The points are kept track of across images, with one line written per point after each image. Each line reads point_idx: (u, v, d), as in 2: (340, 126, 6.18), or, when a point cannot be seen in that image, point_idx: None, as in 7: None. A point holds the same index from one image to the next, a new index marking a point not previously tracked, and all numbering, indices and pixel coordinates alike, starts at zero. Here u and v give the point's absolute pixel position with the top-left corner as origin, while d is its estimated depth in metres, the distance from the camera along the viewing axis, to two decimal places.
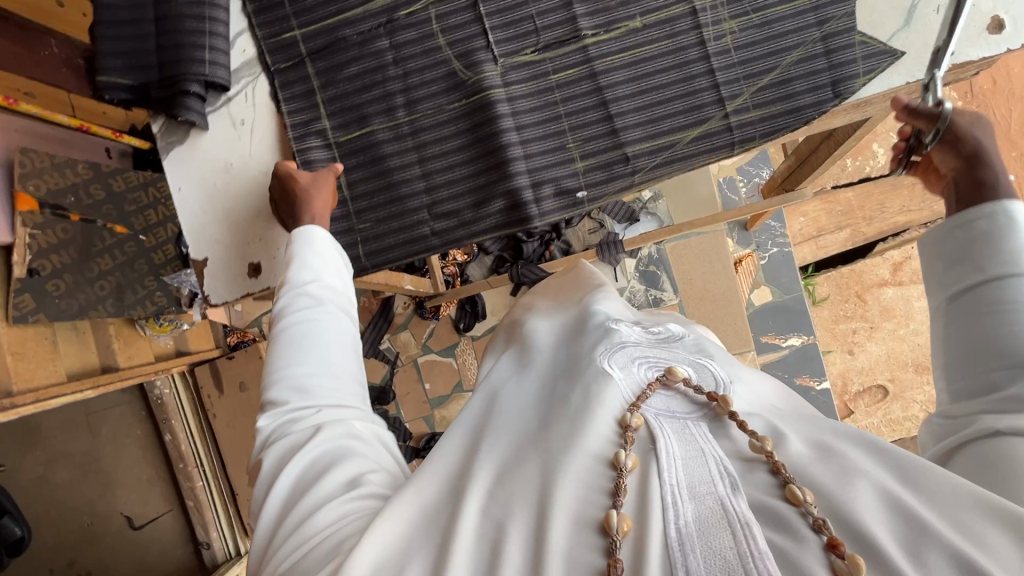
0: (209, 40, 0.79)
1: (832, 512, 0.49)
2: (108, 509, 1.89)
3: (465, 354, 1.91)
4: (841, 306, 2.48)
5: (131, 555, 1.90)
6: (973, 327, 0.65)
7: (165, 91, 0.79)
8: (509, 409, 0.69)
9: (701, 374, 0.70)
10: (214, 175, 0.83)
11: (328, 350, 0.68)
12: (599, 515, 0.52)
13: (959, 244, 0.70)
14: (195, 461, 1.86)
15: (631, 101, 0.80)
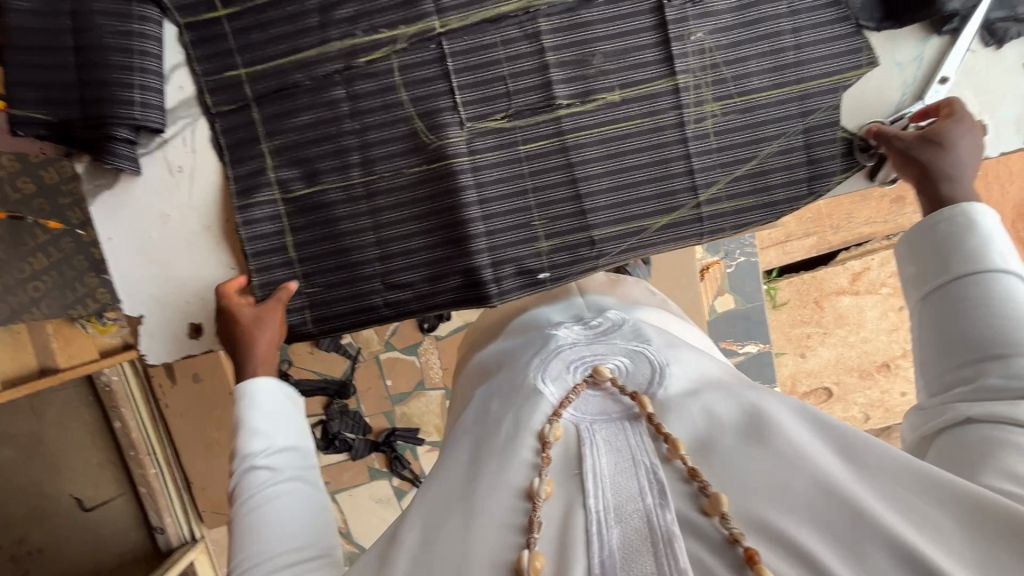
0: (137, 79, 1.02)
1: (757, 523, 0.59)
2: (56, 492, 1.86)
3: (428, 353, 1.91)
4: (800, 310, 2.54)
5: (83, 536, 1.90)
6: (948, 322, 0.79)
7: (88, 131, 1.03)
8: (458, 445, 0.83)
9: (637, 365, 0.82)
10: (151, 226, 1.14)
11: (286, 513, 0.76)
12: (513, 555, 0.62)
13: (935, 246, 0.84)
14: (147, 449, 1.83)
15: (603, 186, 1.10)
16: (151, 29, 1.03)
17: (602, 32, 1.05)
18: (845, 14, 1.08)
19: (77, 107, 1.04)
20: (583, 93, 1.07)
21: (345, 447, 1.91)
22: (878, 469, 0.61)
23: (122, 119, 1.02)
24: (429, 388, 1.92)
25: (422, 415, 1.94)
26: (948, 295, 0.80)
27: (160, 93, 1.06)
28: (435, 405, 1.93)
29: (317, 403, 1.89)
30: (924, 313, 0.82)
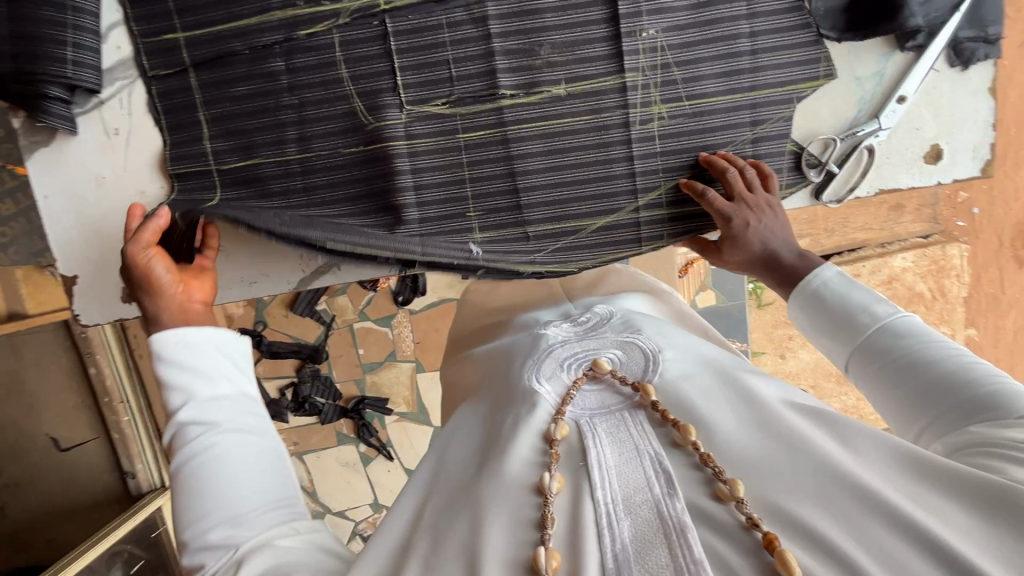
0: (71, 37, 0.93)
1: (765, 512, 0.63)
2: (33, 430, 1.91)
3: (402, 326, 1.92)
4: (784, 311, 2.52)
5: (59, 473, 1.96)
6: (887, 378, 0.79)
7: (22, 86, 0.93)
8: (454, 458, 0.82)
9: (628, 356, 0.86)
10: (86, 187, 1.04)
11: (236, 468, 0.74)
12: (531, 552, 0.64)
13: (831, 314, 0.86)
14: (121, 396, 1.87)
15: (544, 180, 1.09)
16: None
17: (551, 23, 1.02)
18: (803, 21, 1.07)
19: (7, 60, 0.92)
20: (530, 85, 1.04)
21: (315, 411, 1.94)
22: (879, 457, 0.65)
23: (54, 78, 0.93)
24: (400, 360, 1.94)
25: (392, 386, 1.97)
26: (867, 347, 0.82)
27: (96, 53, 0.97)
28: (405, 376, 1.96)
29: (290, 365, 1.92)
30: (858, 376, 0.83)
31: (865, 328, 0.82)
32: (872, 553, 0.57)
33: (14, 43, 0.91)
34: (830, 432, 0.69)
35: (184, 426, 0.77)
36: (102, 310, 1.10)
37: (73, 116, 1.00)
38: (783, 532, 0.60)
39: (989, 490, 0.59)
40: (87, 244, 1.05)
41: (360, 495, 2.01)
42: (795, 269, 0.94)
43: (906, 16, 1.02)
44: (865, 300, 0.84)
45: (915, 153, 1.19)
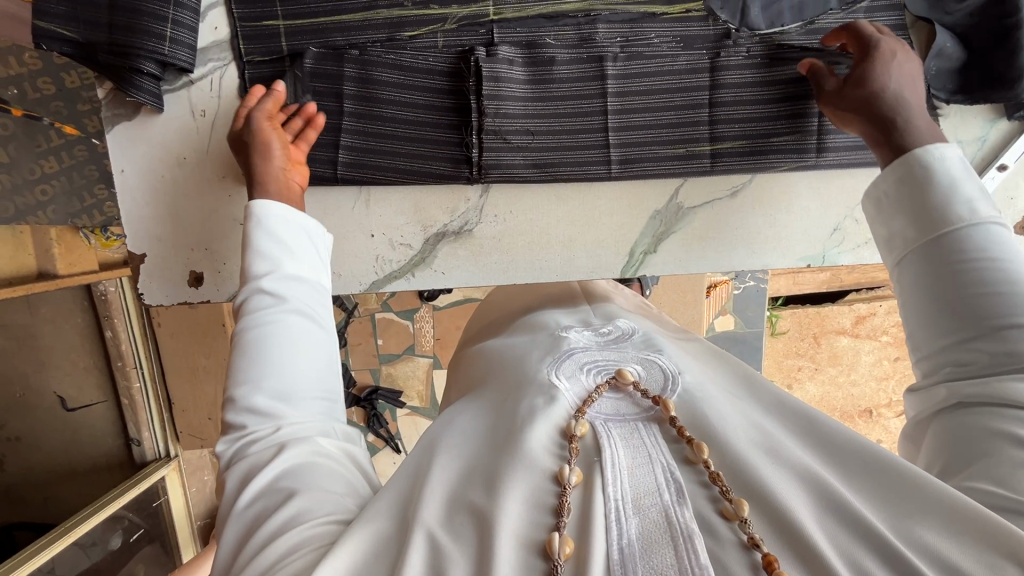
0: (173, 15, 0.90)
1: (771, 530, 0.50)
2: (41, 387, 1.88)
3: (423, 321, 1.92)
4: (797, 342, 2.53)
5: (64, 432, 1.95)
6: (943, 289, 0.62)
7: (115, 58, 0.90)
8: (457, 430, 0.67)
9: (649, 372, 0.68)
10: (165, 164, 1.00)
11: (297, 355, 0.66)
12: (542, 538, 0.51)
13: (915, 190, 0.68)
14: (134, 362, 1.85)
15: (642, 138, 0.99)
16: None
17: (660, 48, 0.97)
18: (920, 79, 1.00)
19: (103, 31, 0.89)
20: (635, 110, 0.98)
21: None
22: (883, 490, 0.53)
23: (149, 53, 0.90)
24: (419, 354, 1.94)
25: (407, 378, 1.96)
26: (934, 250, 0.64)
27: (193, 32, 0.93)
28: (421, 371, 1.95)
29: None
30: (903, 279, 0.67)
31: (953, 223, 0.64)
32: None
33: (114, 14, 0.89)
34: (847, 458, 0.57)
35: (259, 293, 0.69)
36: (165, 291, 1.05)
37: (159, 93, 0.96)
38: (779, 547, 0.49)
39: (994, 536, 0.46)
40: (152, 221, 1.02)
41: None
42: (903, 132, 0.74)
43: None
44: (972, 210, 0.64)
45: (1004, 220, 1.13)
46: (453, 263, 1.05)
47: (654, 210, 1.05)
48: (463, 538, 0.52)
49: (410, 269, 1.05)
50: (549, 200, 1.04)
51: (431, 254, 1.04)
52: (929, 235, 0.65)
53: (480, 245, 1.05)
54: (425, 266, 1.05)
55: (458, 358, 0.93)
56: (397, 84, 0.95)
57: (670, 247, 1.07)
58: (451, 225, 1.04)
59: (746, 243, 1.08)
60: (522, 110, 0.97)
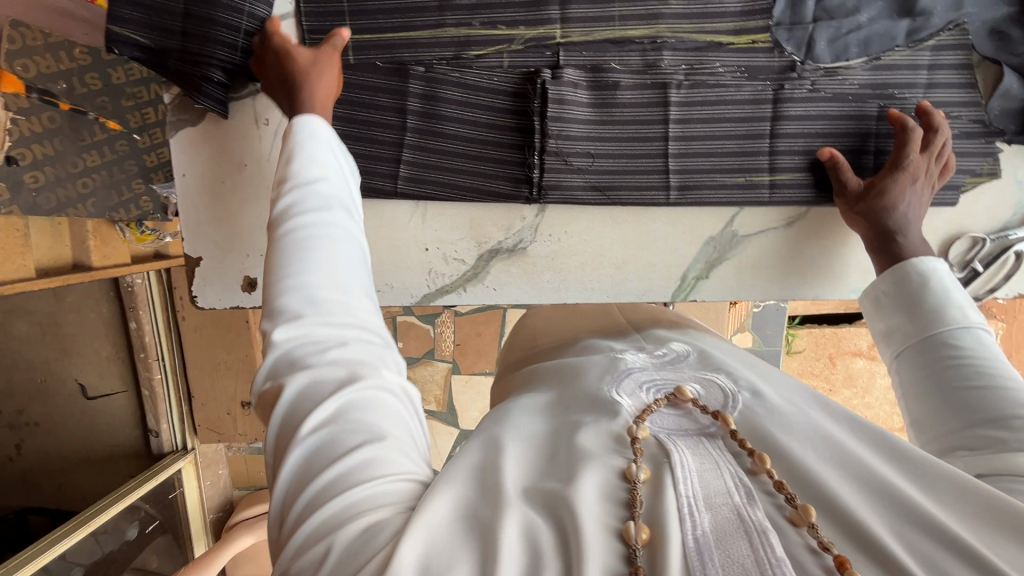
0: (245, 24, 0.90)
1: (837, 534, 0.51)
2: (63, 374, 1.91)
3: (444, 325, 1.92)
4: (812, 361, 2.52)
5: (83, 421, 1.96)
6: (933, 384, 0.70)
7: (184, 65, 0.91)
8: (519, 420, 0.67)
9: (708, 391, 0.69)
10: (228, 172, 1.01)
11: (343, 258, 0.61)
12: (615, 524, 0.50)
13: (912, 297, 0.79)
14: (156, 354, 1.86)
15: (701, 166, 1.00)
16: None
17: (724, 76, 0.98)
18: (981, 118, 1.00)
19: (174, 37, 0.90)
20: (696, 137, 0.99)
21: None
22: (947, 495, 0.54)
23: (220, 61, 0.90)
24: (438, 358, 1.94)
25: (425, 382, 1.97)
26: (923, 345, 0.74)
27: None
28: (440, 375, 1.96)
29: None
30: (902, 371, 0.75)
31: (940, 324, 0.74)
32: None
33: (188, 22, 0.90)
34: (903, 461, 0.58)
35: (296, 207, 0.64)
36: (219, 296, 1.06)
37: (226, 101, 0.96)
38: (848, 548, 0.50)
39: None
40: (205, 225, 1.02)
41: None
42: (901, 240, 0.87)
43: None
44: (957, 315, 0.74)
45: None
46: (506, 279, 1.05)
47: (708, 237, 1.05)
48: (543, 512, 0.51)
49: (462, 284, 1.05)
50: (602, 222, 1.03)
51: (484, 269, 1.05)
52: (919, 329, 0.75)
53: (534, 263, 1.05)
54: (478, 280, 1.05)
55: (508, 373, 0.94)
56: (463, 101, 0.96)
57: (722, 274, 1.06)
58: (506, 242, 1.04)
59: (797, 273, 1.07)
60: (584, 132, 0.97)
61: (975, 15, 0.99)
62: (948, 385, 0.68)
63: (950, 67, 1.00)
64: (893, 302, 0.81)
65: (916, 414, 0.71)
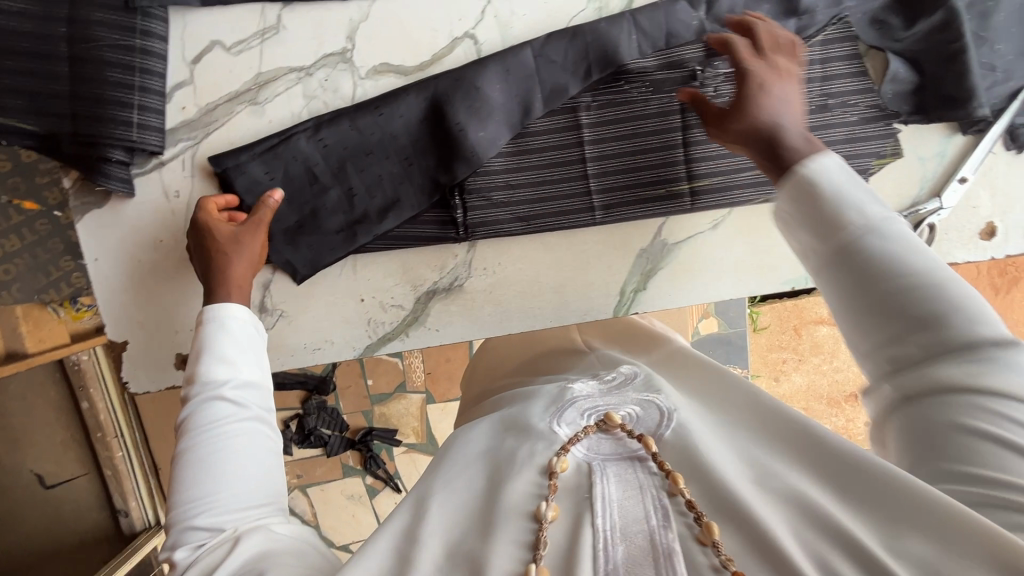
0: (140, 99, 0.90)
1: (735, 547, 0.52)
2: (17, 467, 1.80)
3: (412, 356, 1.90)
4: (779, 336, 2.58)
5: (44, 512, 1.85)
6: (867, 294, 0.63)
7: (79, 147, 0.89)
8: (453, 460, 0.71)
9: (644, 412, 0.70)
10: (141, 252, 0.97)
11: (249, 466, 0.66)
12: (517, 567, 0.53)
13: (807, 201, 0.68)
14: (115, 431, 1.78)
15: (619, 182, 1.01)
16: (156, 46, 0.91)
17: (631, 93, 0.99)
18: (876, 103, 1.05)
19: (65, 120, 0.88)
20: (614, 155, 1.00)
21: (320, 443, 1.90)
22: (862, 486, 0.54)
23: (118, 140, 0.89)
24: (411, 390, 1.92)
25: (400, 417, 1.94)
26: (851, 251, 0.64)
27: (161, 114, 0.93)
28: (415, 407, 1.93)
29: (294, 397, 1.86)
30: (829, 281, 0.66)
31: (845, 227, 0.65)
32: None
33: (77, 103, 0.88)
34: (819, 453, 0.59)
35: (206, 396, 0.69)
36: (154, 377, 1.01)
37: (128, 176, 0.94)
38: (742, 551, 0.51)
39: (942, 517, 0.49)
40: (139, 303, 0.99)
41: (363, 529, 1.95)
42: (789, 152, 0.73)
43: (976, 106, 1.01)
44: (893, 226, 0.64)
45: (971, 230, 1.13)
46: (447, 319, 1.04)
47: (640, 249, 1.07)
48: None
49: (404, 330, 1.04)
50: (534, 244, 1.04)
51: (424, 311, 1.04)
52: (834, 239, 0.65)
53: (473, 299, 1.04)
54: (419, 324, 1.04)
55: (470, 410, 0.97)
56: (371, 147, 0.95)
57: (659, 284, 1.09)
58: (441, 282, 1.03)
59: (733, 272, 1.10)
60: (503, 163, 0.98)
61: (857, 8, 1.02)
62: (893, 309, 0.61)
63: (841, 59, 1.04)
64: (791, 211, 0.70)
65: (853, 331, 0.65)
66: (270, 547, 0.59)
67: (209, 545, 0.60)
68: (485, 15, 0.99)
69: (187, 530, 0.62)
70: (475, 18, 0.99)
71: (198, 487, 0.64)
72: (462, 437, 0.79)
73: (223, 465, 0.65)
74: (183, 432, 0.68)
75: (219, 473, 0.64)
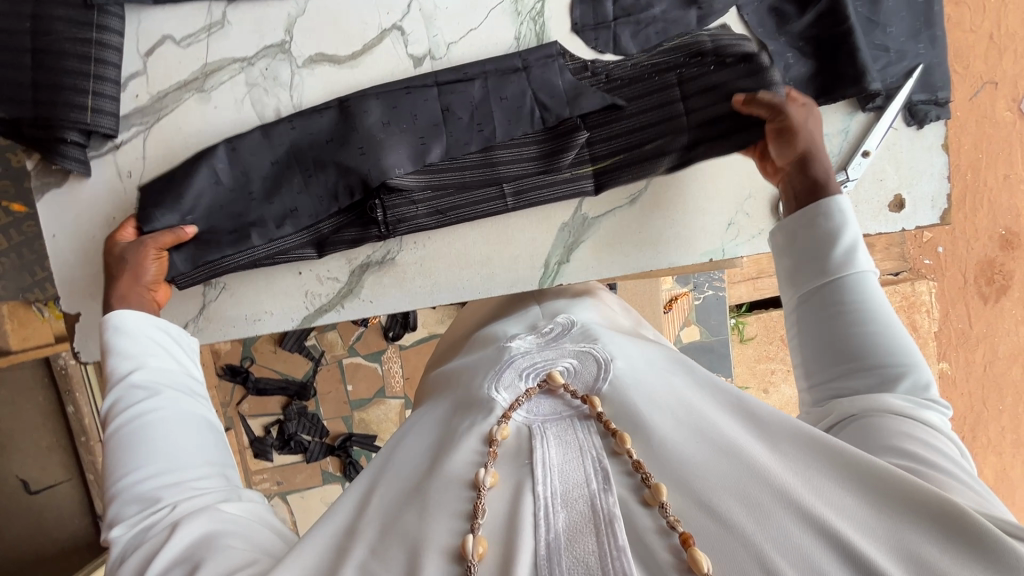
0: (94, 87, 0.98)
1: (681, 509, 0.56)
2: (2, 472, 1.83)
3: (391, 362, 1.92)
4: (767, 346, 2.56)
5: (28, 518, 1.87)
6: (827, 327, 0.74)
7: (40, 130, 0.97)
8: (411, 452, 0.75)
9: (582, 366, 0.75)
10: (95, 229, 1.08)
11: (172, 438, 0.70)
12: (456, 543, 0.58)
13: (815, 246, 0.78)
14: (98, 436, 1.82)
15: (527, 171, 1.04)
16: (113, 40, 0.99)
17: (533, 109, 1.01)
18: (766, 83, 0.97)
19: (27, 106, 0.96)
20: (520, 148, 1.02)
21: (300, 449, 1.93)
22: (800, 449, 0.59)
23: (74, 123, 0.97)
24: (389, 396, 1.94)
25: (380, 422, 1.95)
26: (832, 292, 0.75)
27: (115, 101, 1.01)
28: (394, 413, 1.94)
29: (276, 402, 1.91)
30: (804, 315, 0.77)
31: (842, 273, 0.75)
32: (779, 547, 0.51)
33: (38, 92, 0.96)
34: (756, 419, 0.63)
35: (121, 388, 0.73)
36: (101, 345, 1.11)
37: (84, 157, 1.02)
38: (704, 530, 0.54)
39: (892, 493, 0.53)
40: (90, 279, 1.10)
41: None
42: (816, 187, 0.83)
43: (867, 82, 1.01)
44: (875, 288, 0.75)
45: (880, 202, 1.15)
46: (379, 291, 1.12)
47: (561, 223, 1.12)
48: (398, 554, 0.59)
49: (340, 301, 1.12)
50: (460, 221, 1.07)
51: (358, 284, 1.12)
52: (820, 278, 0.76)
53: (404, 271, 1.12)
54: (354, 295, 1.12)
55: (426, 382, 1.00)
56: (281, 170, 1.00)
57: (582, 256, 1.13)
58: (375, 255, 1.11)
59: (649, 245, 1.15)
60: (412, 174, 0.99)
61: None
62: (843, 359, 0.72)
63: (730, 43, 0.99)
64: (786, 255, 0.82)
65: (800, 348, 0.77)
66: (216, 525, 0.63)
67: (150, 516, 0.65)
68: (411, 8, 1.05)
69: (120, 515, 0.66)
70: (401, 11, 1.05)
71: (125, 471, 0.68)
72: (420, 414, 0.84)
73: (152, 441, 0.69)
74: (109, 421, 0.72)
75: (141, 457, 0.68)
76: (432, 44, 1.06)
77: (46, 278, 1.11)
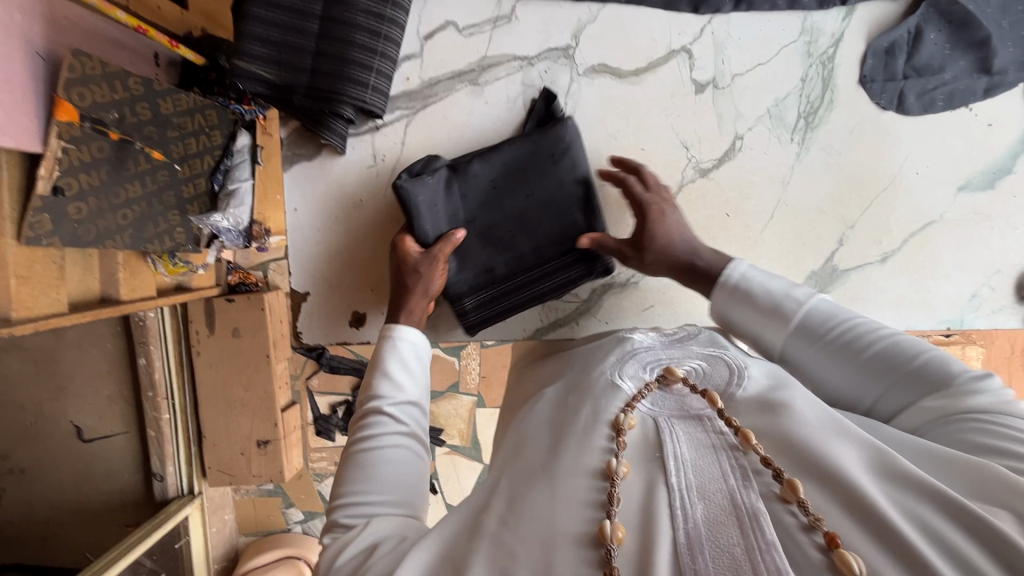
0: (377, 68, 1.16)
1: (822, 505, 0.56)
2: (56, 415, 1.76)
3: (470, 359, 1.87)
4: None
5: (77, 465, 1.81)
6: (844, 364, 0.80)
7: (316, 101, 1.17)
8: (535, 433, 0.76)
9: (712, 368, 0.78)
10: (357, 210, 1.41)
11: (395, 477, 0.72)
12: (593, 528, 0.58)
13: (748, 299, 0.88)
14: (166, 392, 1.73)
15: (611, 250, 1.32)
16: (395, 34, 1.16)
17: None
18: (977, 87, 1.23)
19: (307, 76, 1.15)
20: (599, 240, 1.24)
21: None
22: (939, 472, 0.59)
23: (353, 99, 1.15)
24: (463, 392, 1.90)
25: (448, 418, 1.92)
26: (804, 332, 0.83)
27: (387, 80, 1.18)
28: (464, 410, 1.92)
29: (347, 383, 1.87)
30: (816, 359, 0.83)
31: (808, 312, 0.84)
32: (939, 551, 0.50)
33: (318, 61, 1.15)
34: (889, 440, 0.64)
35: (374, 409, 0.78)
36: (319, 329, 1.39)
37: (344, 134, 1.25)
38: (853, 531, 0.53)
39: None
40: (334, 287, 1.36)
41: None
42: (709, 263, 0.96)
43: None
44: (829, 310, 0.83)
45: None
46: (615, 313, 1.33)
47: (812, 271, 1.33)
48: (533, 537, 0.59)
49: (575, 317, 1.32)
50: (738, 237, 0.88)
51: (597, 303, 1.33)
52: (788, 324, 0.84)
53: (645, 295, 1.33)
54: (591, 313, 1.32)
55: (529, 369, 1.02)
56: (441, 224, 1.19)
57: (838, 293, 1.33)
58: (620, 278, 1.33)
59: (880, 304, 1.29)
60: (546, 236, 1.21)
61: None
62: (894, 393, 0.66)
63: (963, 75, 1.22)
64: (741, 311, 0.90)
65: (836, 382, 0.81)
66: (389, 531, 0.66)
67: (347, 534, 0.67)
68: (704, 32, 1.25)
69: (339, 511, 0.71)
70: (693, 34, 1.25)
71: (352, 482, 0.72)
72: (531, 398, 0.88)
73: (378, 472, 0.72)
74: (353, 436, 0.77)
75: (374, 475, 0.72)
76: (718, 73, 1.26)
77: (177, 225, 1.21)
